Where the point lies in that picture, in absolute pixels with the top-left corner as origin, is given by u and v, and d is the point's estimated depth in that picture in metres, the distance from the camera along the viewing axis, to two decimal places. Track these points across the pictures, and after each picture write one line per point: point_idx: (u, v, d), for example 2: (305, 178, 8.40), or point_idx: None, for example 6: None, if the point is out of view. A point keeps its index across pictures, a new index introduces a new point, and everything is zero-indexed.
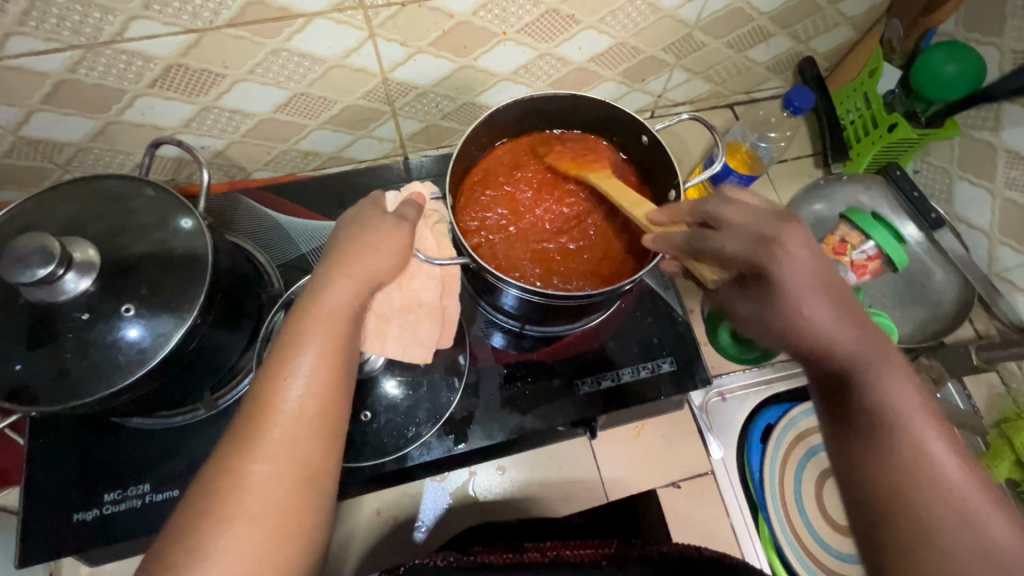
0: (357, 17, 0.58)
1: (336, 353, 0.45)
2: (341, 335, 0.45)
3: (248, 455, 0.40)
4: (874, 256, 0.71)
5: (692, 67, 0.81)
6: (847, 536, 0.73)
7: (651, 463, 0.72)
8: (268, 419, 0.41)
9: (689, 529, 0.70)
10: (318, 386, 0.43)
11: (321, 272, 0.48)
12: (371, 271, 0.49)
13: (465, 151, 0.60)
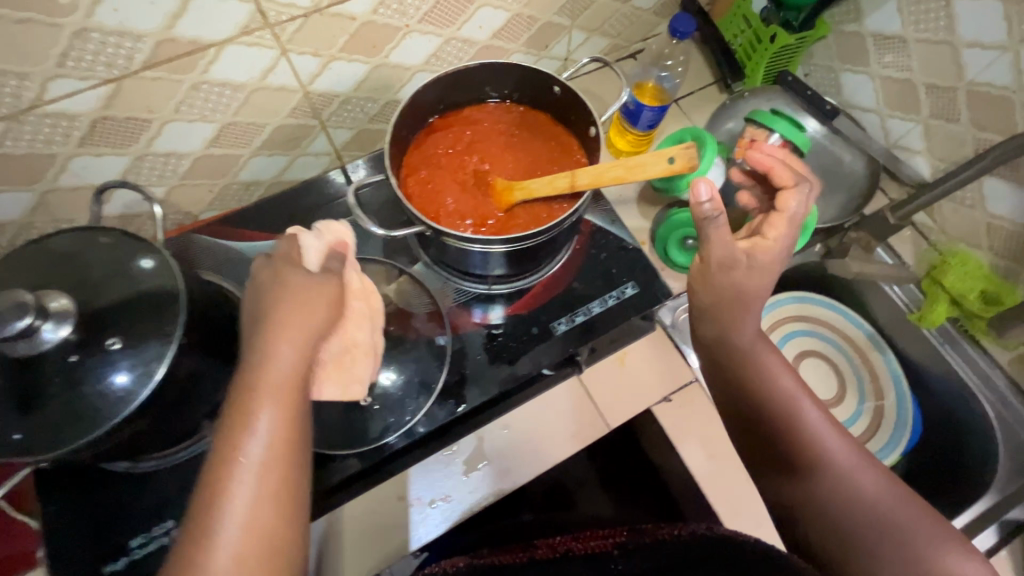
0: (266, 37, 0.61)
1: (291, 403, 0.45)
2: (293, 402, 0.45)
3: (220, 510, 0.41)
4: (781, 147, 0.77)
5: (588, 26, 0.88)
6: None
7: (640, 386, 0.77)
8: (230, 477, 0.41)
9: (689, 435, 0.75)
10: (275, 456, 0.43)
11: (261, 320, 0.47)
12: (309, 330, 0.48)
13: (398, 135, 0.64)
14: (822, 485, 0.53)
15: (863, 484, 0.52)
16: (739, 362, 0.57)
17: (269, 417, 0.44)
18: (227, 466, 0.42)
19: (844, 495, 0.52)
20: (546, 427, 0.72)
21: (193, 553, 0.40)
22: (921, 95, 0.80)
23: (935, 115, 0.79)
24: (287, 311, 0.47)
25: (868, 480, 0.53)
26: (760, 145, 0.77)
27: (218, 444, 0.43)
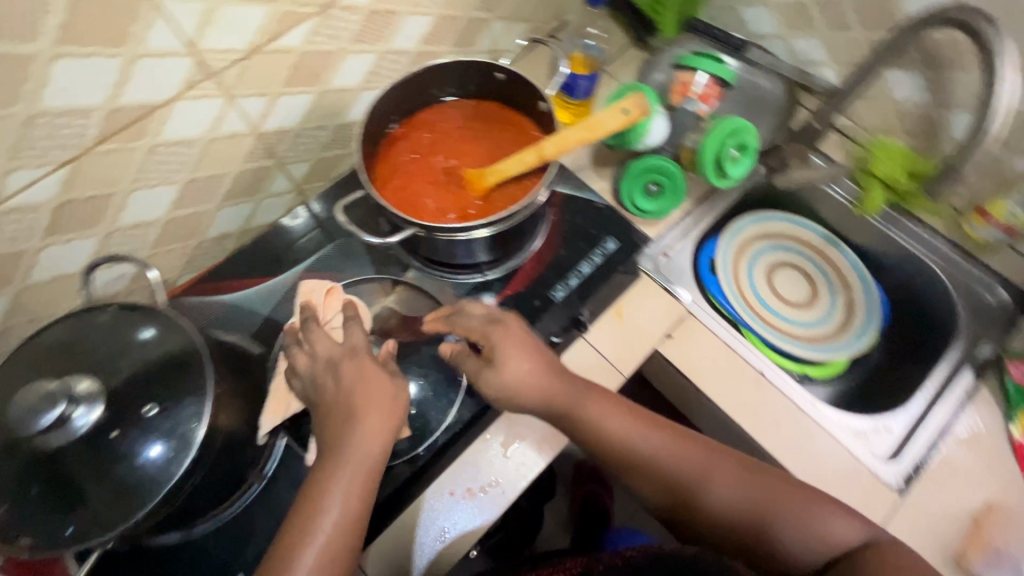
0: (211, 87, 0.62)
1: (371, 477, 0.55)
2: (366, 482, 0.54)
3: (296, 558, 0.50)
4: (710, 85, 0.85)
5: (506, 15, 0.92)
6: (801, 312, 0.93)
7: (643, 331, 0.81)
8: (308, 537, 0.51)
9: (697, 363, 0.81)
10: (340, 525, 0.52)
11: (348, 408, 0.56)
12: (390, 419, 0.57)
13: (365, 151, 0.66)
14: (705, 510, 0.60)
15: (713, 496, 0.60)
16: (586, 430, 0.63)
17: (337, 497, 0.53)
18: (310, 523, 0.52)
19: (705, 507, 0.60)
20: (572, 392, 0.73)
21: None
22: (813, 12, 0.88)
23: (829, 28, 0.88)
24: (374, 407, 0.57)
25: (722, 489, 0.60)
26: (691, 85, 0.84)
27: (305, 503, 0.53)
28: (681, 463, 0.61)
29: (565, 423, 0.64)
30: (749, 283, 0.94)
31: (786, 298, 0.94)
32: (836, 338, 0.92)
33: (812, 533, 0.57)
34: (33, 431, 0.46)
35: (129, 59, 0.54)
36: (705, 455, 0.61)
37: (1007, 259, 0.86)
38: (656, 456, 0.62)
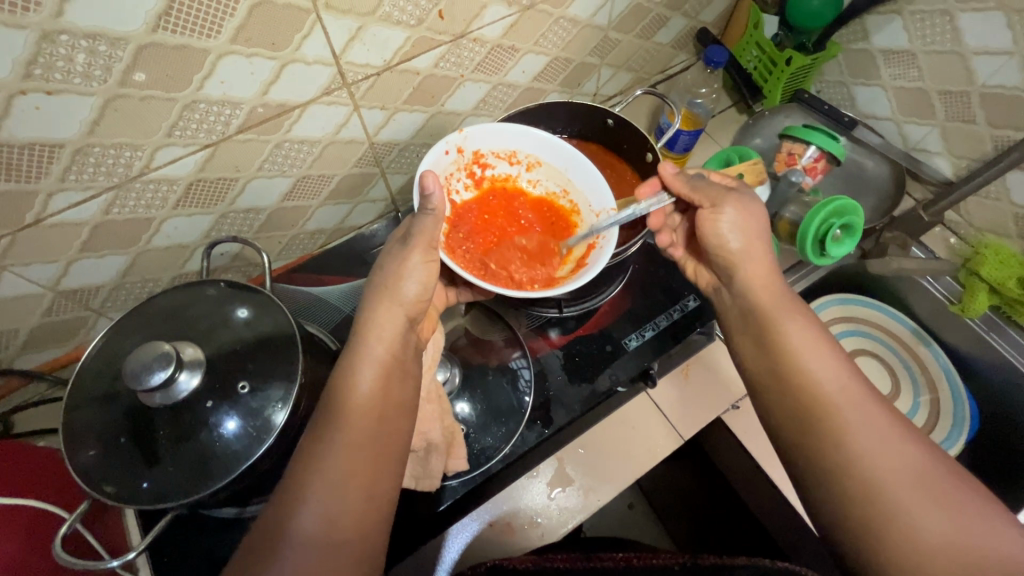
0: (343, 95, 0.67)
1: (376, 390, 0.53)
2: (376, 401, 0.52)
3: (352, 383, 0.53)
4: (819, 157, 0.82)
5: (615, 63, 0.97)
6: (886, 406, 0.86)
7: (706, 396, 0.79)
8: (353, 387, 0.52)
9: (762, 442, 0.77)
10: (375, 395, 0.53)
11: (399, 269, 0.60)
12: (376, 356, 0.55)
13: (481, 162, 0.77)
14: (800, 400, 0.54)
15: (887, 484, 0.48)
16: (796, 381, 0.55)
17: (394, 312, 0.58)
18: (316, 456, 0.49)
19: (863, 467, 0.49)
20: (626, 442, 0.75)
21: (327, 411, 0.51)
22: (935, 101, 0.86)
23: (950, 118, 0.85)
24: (388, 312, 0.58)
25: (958, 515, 0.46)
26: (799, 157, 0.82)
27: (350, 359, 0.54)
28: (842, 402, 0.52)
29: (783, 379, 0.56)
30: None
31: None
32: None
33: (958, 540, 0.45)
34: (142, 389, 0.47)
35: (282, 62, 0.59)
36: (902, 486, 0.48)
37: None
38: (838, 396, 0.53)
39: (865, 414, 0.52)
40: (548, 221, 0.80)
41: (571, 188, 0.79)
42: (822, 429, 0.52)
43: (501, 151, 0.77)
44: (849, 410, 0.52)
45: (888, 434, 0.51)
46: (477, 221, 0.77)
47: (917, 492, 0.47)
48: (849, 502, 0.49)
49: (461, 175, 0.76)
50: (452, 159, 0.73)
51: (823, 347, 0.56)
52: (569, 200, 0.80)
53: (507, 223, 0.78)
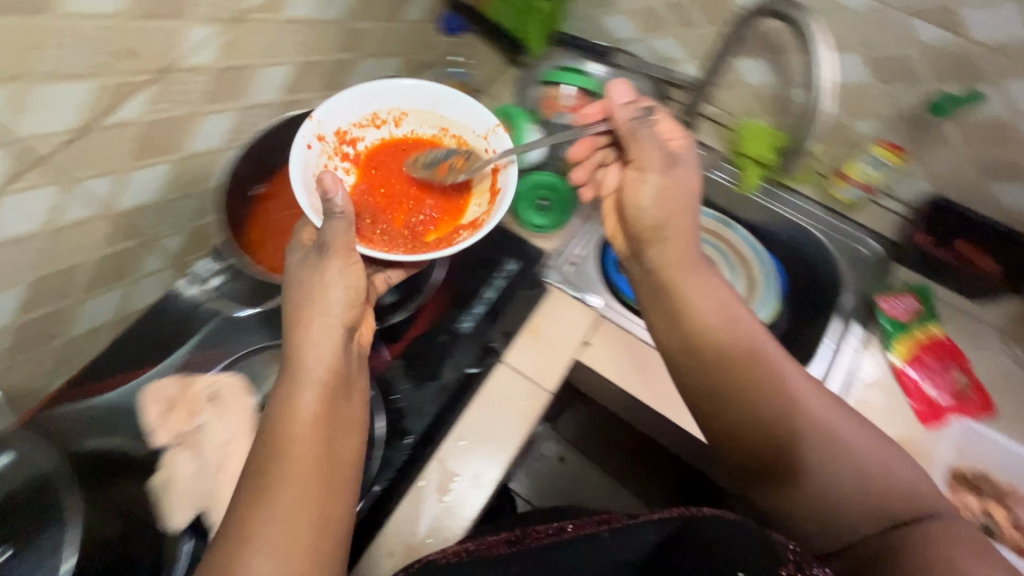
0: (39, 174, 0.57)
1: (319, 428, 0.53)
2: (324, 427, 0.53)
3: (299, 403, 0.53)
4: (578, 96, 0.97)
5: (373, 52, 0.93)
6: None
7: (559, 345, 0.81)
8: (296, 407, 0.53)
9: (619, 366, 0.81)
10: (318, 414, 0.53)
11: (318, 285, 0.58)
12: (314, 379, 0.55)
13: (359, 135, 0.75)
14: (715, 349, 0.60)
15: (809, 421, 0.57)
16: (698, 333, 0.62)
17: (323, 343, 0.57)
18: (270, 479, 0.50)
19: (772, 407, 0.58)
20: (499, 418, 0.74)
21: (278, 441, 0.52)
22: (664, 14, 0.94)
23: (680, 26, 0.94)
24: (323, 332, 0.57)
25: (851, 436, 0.57)
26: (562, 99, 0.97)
27: (288, 386, 0.55)
28: (742, 339, 0.61)
29: (688, 332, 0.62)
30: None
31: None
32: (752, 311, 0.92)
33: (851, 458, 0.56)
34: None
35: None
36: (820, 426, 0.57)
37: (870, 211, 0.95)
38: (765, 343, 0.61)
39: (790, 366, 0.60)
40: (432, 173, 0.76)
41: (449, 123, 0.77)
42: (755, 372, 0.59)
43: (359, 118, 0.74)
44: (752, 342, 0.61)
45: (794, 369, 0.60)
46: (376, 201, 0.74)
47: (832, 432, 0.57)
48: (780, 433, 0.57)
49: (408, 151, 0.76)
50: (318, 151, 0.69)
51: (722, 296, 0.63)
52: (451, 136, 0.78)
53: (404, 192, 0.76)
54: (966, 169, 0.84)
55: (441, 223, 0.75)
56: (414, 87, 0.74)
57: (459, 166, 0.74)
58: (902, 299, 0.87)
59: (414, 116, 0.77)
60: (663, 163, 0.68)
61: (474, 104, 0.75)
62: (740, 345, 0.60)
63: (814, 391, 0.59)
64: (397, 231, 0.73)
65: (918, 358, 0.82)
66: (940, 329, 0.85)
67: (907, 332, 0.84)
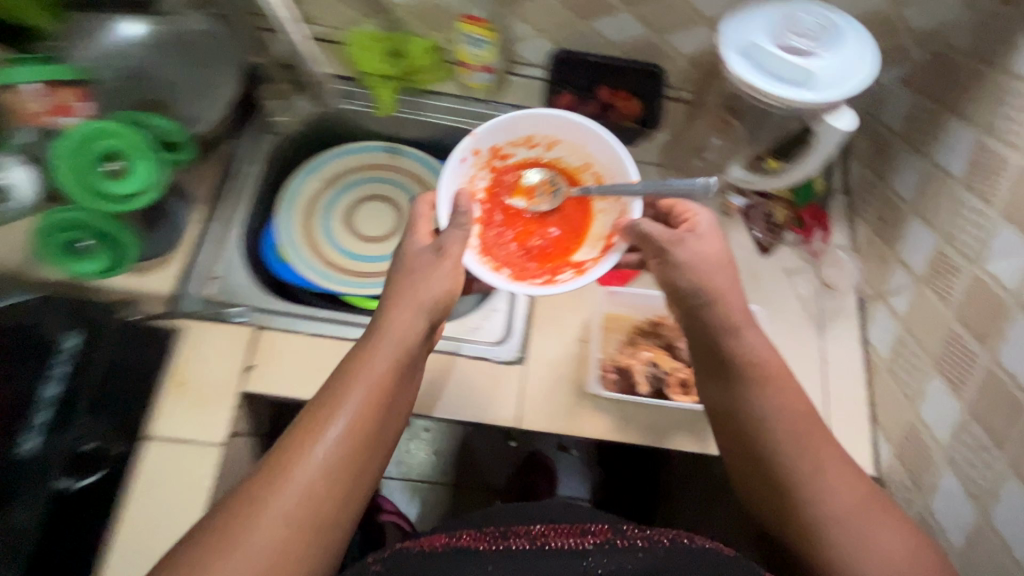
0: None
1: (316, 477, 0.51)
2: (323, 488, 0.51)
3: (302, 458, 0.51)
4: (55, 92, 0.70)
5: None
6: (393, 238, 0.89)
7: (215, 385, 0.70)
8: (306, 455, 0.51)
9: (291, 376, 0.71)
10: (335, 456, 0.52)
11: (378, 331, 0.57)
12: (320, 452, 0.52)
13: (473, 181, 0.72)
14: (753, 406, 0.59)
15: (822, 514, 0.55)
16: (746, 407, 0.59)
17: (337, 423, 0.53)
18: (321, 419, 0.53)
19: (783, 472, 0.57)
20: (160, 501, 0.65)
21: (253, 495, 0.50)
22: None
23: None
24: (338, 419, 0.53)
25: (885, 540, 0.53)
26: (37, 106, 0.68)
27: (267, 476, 0.51)
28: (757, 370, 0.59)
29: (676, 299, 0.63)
30: (331, 245, 0.86)
31: (369, 236, 0.88)
32: None
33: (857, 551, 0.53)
34: None
35: None
36: (833, 500, 0.55)
37: (514, 85, 0.87)
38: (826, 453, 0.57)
39: (829, 451, 0.57)
40: (578, 204, 0.75)
41: (592, 160, 0.73)
42: (782, 437, 0.57)
43: (513, 138, 0.72)
44: (790, 428, 0.58)
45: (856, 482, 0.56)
46: (502, 223, 0.74)
47: (848, 518, 0.54)
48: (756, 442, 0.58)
49: (489, 176, 0.74)
50: (468, 165, 0.70)
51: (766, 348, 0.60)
52: (558, 156, 0.75)
53: (517, 209, 0.75)
54: (563, 12, 0.78)
55: (548, 257, 0.73)
56: (555, 117, 0.71)
57: (614, 206, 0.71)
58: None
59: (565, 147, 0.73)
60: (671, 244, 0.61)
61: (623, 148, 0.69)
62: (784, 395, 0.59)
63: (861, 500, 0.55)
64: (508, 227, 0.74)
65: None
66: None
67: None
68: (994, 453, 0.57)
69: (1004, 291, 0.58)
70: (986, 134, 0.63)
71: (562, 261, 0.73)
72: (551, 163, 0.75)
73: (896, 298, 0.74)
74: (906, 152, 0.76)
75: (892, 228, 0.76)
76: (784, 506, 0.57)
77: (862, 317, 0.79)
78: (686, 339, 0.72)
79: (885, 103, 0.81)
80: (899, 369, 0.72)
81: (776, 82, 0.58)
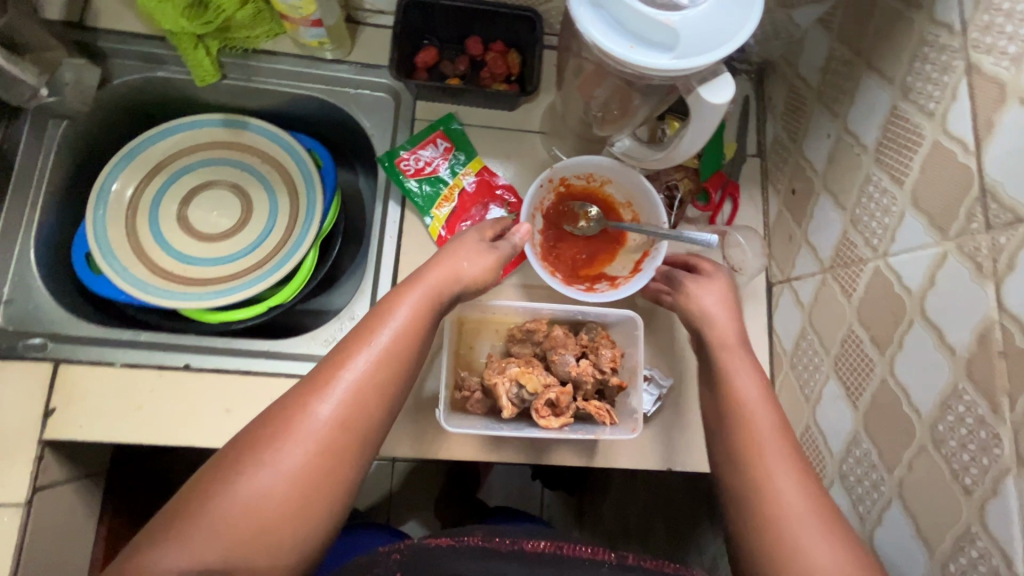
0: None
1: (310, 457, 0.42)
2: (318, 468, 0.42)
3: (298, 426, 0.42)
4: None
5: None
6: (240, 234, 0.76)
7: (5, 437, 0.58)
8: (299, 427, 0.42)
9: (105, 416, 0.60)
10: (332, 432, 0.43)
11: (389, 307, 0.50)
12: (318, 427, 0.43)
13: (542, 200, 0.68)
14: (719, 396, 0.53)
15: (778, 500, 0.45)
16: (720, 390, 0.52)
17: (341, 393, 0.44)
18: (331, 373, 0.45)
19: (734, 457, 0.49)
20: None
21: (238, 463, 0.41)
22: None
23: None
24: (342, 383, 0.45)
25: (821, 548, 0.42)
26: None
27: (270, 429, 0.42)
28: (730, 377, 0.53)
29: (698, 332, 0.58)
30: (163, 247, 0.74)
31: (213, 234, 0.76)
32: (287, 238, 0.76)
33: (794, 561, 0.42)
34: None
35: None
36: (788, 487, 0.45)
37: (364, 41, 0.72)
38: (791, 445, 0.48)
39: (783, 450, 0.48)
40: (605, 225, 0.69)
41: (636, 200, 0.69)
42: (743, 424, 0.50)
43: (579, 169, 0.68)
44: (753, 415, 0.50)
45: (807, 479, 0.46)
46: (552, 242, 0.69)
47: (801, 519, 0.43)
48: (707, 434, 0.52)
49: (553, 201, 0.70)
50: (541, 186, 0.66)
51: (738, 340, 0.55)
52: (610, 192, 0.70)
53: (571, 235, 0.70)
54: None
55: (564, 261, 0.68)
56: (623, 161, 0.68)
57: (644, 243, 0.68)
58: (426, 149, 0.70)
59: (620, 190, 0.70)
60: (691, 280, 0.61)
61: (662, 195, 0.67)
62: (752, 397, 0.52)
63: (811, 500, 0.45)
64: (554, 243, 0.69)
65: (458, 213, 0.69)
66: (480, 161, 0.71)
67: (439, 187, 0.69)
68: (882, 474, 0.51)
69: (906, 293, 0.49)
70: (901, 97, 0.52)
71: (582, 276, 0.68)
72: (607, 200, 0.71)
73: (801, 284, 0.65)
74: (819, 112, 0.64)
75: (802, 203, 0.67)
76: (760, 525, 0.44)
77: (769, 303, 0.71)
78: (563, 351, 0.62)
79: (803, 48, 0.68)
80: (801, 365, 0.64)
81: (633, 44, 0.45)
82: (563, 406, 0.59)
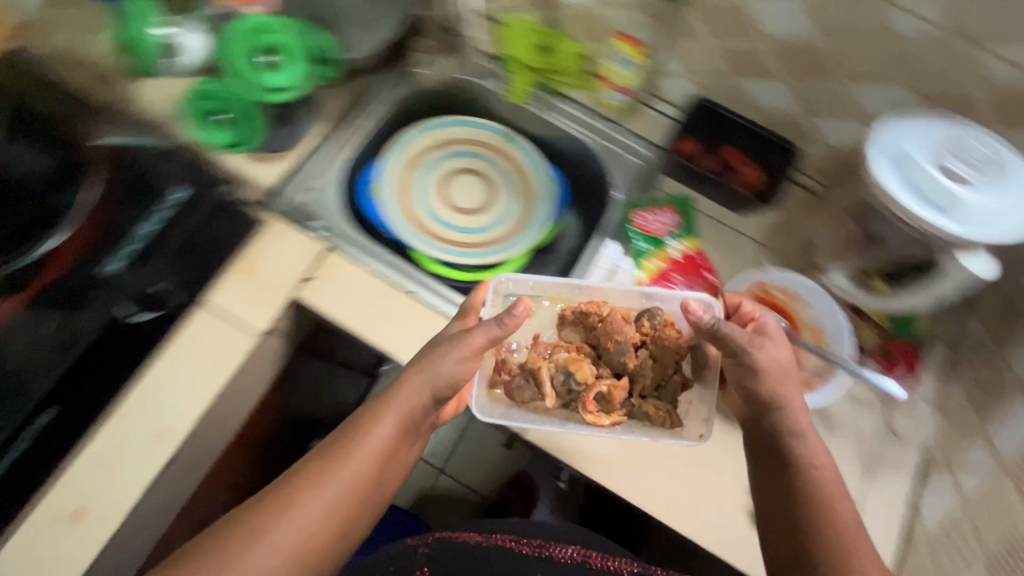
0: None
1: (313, 523, 0.56)
2: (314, 536, 0.56)
3: (304, 500, 0.57)
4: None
5: None
6: (477, 217, 0.91)
7: (270, 285, 0.73)
8: (310, 497, 0.57)
9: (342, 301, 0.75)
10: (330, 509, 0.57)
11: (382, 410, 0.62)
12: (321, 500, 0.57)
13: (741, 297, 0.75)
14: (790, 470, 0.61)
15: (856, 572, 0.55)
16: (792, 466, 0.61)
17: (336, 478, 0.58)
18: (331, 460, 0.59)
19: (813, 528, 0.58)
20: (185, 368, 0.68)
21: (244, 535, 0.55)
22: None
23: None
24: (348, 464, 0.59)
25: None
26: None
27: (284, 496, 0.57)
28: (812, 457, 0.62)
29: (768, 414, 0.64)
30: (420, 200, 0.90)
31: (457, 207, 0.91)
32: (511, 236, 0.90)
33: None
34: None
35: None
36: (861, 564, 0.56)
37: (644, 116, 0.88)
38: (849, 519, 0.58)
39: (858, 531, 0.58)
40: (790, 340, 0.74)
41: (823, 331, 0.74)
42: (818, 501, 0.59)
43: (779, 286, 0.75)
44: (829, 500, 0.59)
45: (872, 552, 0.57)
46: None
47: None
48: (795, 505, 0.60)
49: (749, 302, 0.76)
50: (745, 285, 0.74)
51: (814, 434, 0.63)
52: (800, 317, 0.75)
53: None
54: (719, 62, 0.79)
55: None
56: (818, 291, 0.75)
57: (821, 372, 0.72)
58: (661, 213, 0.82)
59: (812, 316, 0.74)
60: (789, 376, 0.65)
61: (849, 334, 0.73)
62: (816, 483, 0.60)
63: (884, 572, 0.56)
64: None
65: (664, 274, 0.79)
66: (697, 242, 0.81)
67: (658, 247, 0.79)
68: None
69: None
70: None
71: None
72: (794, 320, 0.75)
73: (967, 474, 0.66)
74: None
75: (990, 399, 0.68)
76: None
77: (920, 480, 0.71)
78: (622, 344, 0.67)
79: None
80: (944, 550, 0.63)
81: (912, 195, 0.54)
82: (615, 399, 0.65)
